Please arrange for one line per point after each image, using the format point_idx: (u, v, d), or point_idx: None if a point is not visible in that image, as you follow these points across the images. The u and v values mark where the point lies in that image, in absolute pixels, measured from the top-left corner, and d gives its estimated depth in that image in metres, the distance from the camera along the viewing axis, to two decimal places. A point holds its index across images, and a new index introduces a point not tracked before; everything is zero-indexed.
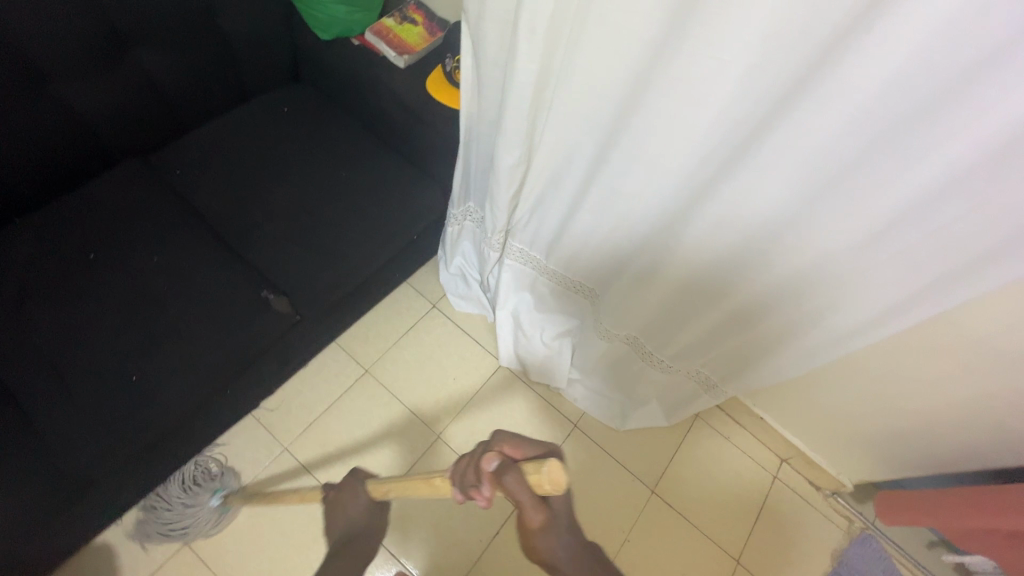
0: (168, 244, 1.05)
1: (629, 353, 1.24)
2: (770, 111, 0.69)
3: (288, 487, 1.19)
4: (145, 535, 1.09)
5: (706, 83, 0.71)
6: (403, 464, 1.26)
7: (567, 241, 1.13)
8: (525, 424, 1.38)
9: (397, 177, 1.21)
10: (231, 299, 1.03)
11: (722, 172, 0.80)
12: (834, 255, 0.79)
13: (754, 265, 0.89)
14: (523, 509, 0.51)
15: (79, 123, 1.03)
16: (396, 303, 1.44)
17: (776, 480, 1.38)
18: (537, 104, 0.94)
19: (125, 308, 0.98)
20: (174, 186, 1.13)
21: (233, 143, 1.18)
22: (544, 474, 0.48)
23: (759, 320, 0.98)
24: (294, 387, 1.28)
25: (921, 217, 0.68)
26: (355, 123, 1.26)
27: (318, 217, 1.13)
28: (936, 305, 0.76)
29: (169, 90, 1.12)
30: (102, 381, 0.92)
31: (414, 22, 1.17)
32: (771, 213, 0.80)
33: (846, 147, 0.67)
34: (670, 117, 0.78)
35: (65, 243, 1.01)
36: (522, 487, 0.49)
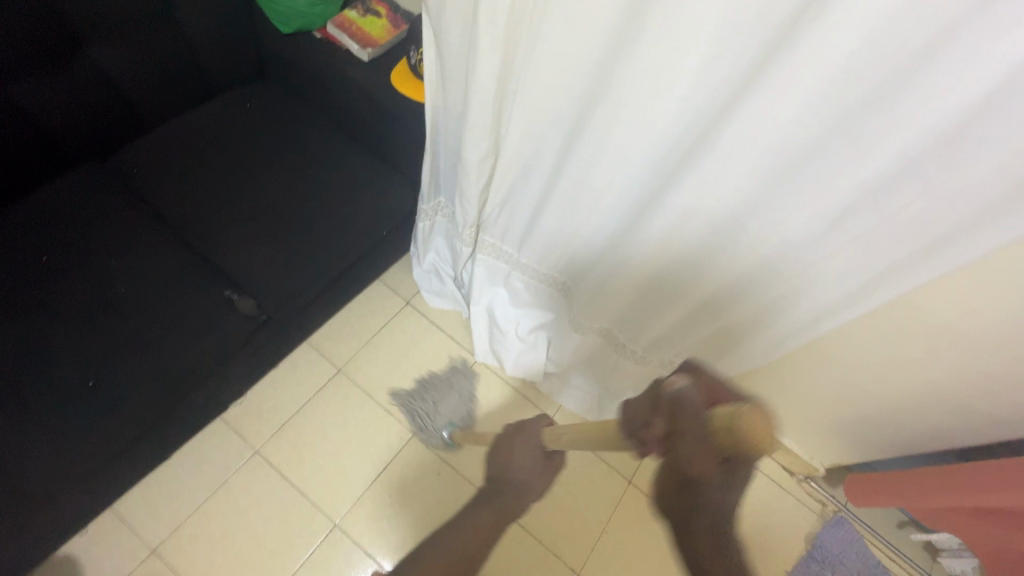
0: (127, 247, 1.01)
1: (605, 345, 1.24)
2: (732, 99, 0.69)
3: (259, 491, 1.16)
4: (110, 546, 1.06)
5: (667, 72, 0.71)
6: (378, 464, 1.24)
7: (539, 234, 1.12)
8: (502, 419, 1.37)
9: (365, 174, 1.19)
10: (195, 302, 1.00)
11: (688, 161, 0.80)
12: (797, 242, 0.80)
13: (721, 253, 0.89)
14: (688, 446, 0.45)
15: (32, 124, 0.98)
16: (369, 300, 1.42)
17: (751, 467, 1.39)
18: (501, 97, 0.93)
19: (82, 314, 0.94)
20: (133, 186, 1.08)
21: (194, 140, 1.14)
22: (741, 415, 0.42)
23: (729, 310, 0.99)
24: (265, 389, 1.26)
25: (880, 201, 0.69)
26: (321, 118, 1.23)
27: (284, 215, 1.11)
28: (898, 288, 0.78)
29: (129, 89, 1.07)
30: (59, 391, 0.88)
31: (378, 15, 1.15)
32: (734, 202, 0.80)
33: (803, 134, 0.67)
34: (635, 105, 0.77)
35: (16, 247, 0.96)
36: (696, 427, 0.45)
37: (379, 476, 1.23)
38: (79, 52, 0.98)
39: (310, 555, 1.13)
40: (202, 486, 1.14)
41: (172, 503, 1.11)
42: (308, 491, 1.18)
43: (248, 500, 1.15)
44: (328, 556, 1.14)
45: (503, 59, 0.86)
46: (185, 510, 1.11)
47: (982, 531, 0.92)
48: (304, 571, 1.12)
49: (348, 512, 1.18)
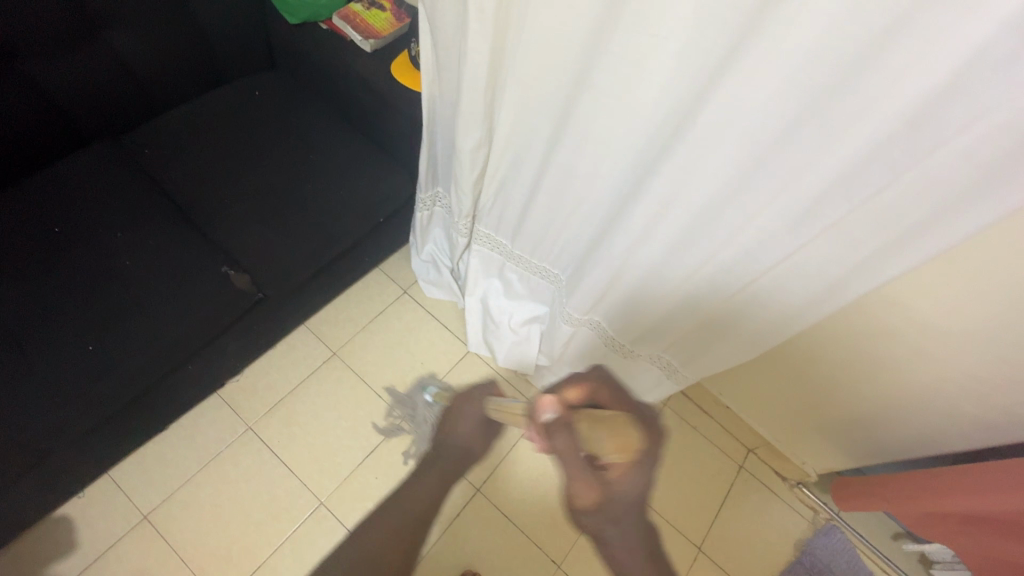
0: (133, 221, 1.06)
1: (595, 338, 1.25)
2: (706, 86, 0.70)
3: (249, 466, 1.19)
4: (105, 510, 1.10)
5: (645, 58, 0.72)
6: (367, 446, 1.26)
7: (530, 224, 1.14)
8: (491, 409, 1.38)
9: (365, 161, 1.23)
10: (193, 276, 1.04)
11: (666, 149, 0.80)
12: (774, 232, 0.80)
13: (703, 244, 0.89)
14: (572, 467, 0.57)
15: (51, 103, 1.04)
16: (367, 288, 1.45)
17: (741, 470, 1.38)
18: (492, 86, 0.95)
19: (86, 282, 0.98)
20: (143, 165, 1.14)
21: (203, 125, 1.19)
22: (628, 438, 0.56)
23: (713, 302, 0.99)
24: (261, 368, 1.29)
25: (851, 188, 0.69)
26: (325, 108, 1.27)
27: (284, 197, 1.15)
28: (874, 278, 0.78)
29: (143, 73, 1.14)
30: (60, 353, 0.92)
31: (383, 8, 1.19)
32: (712, 192, 0.80)
33: (775, 120, 0.68)
34: (616, 93, 0.79)
35: (30, 218, 1.02)
36: (573, 453, 0.57)
37: (368, 459, 1.25)
38: (98, 36, 1.04)
39: (294, 531, 1.15)
40: (195, 458, 1.17)
41: (166, 472, 1.15)
42: (297, 468, 1.21)
43: (238, 474, 1.18)
44: (313, 534, 1.16)
45: (493, 48, 0.88)
46: (177, 480, 1.15)
47: (965, 538, 0.89)
48: (287, 546, 1.14)
49: (335, 491, 1.20)
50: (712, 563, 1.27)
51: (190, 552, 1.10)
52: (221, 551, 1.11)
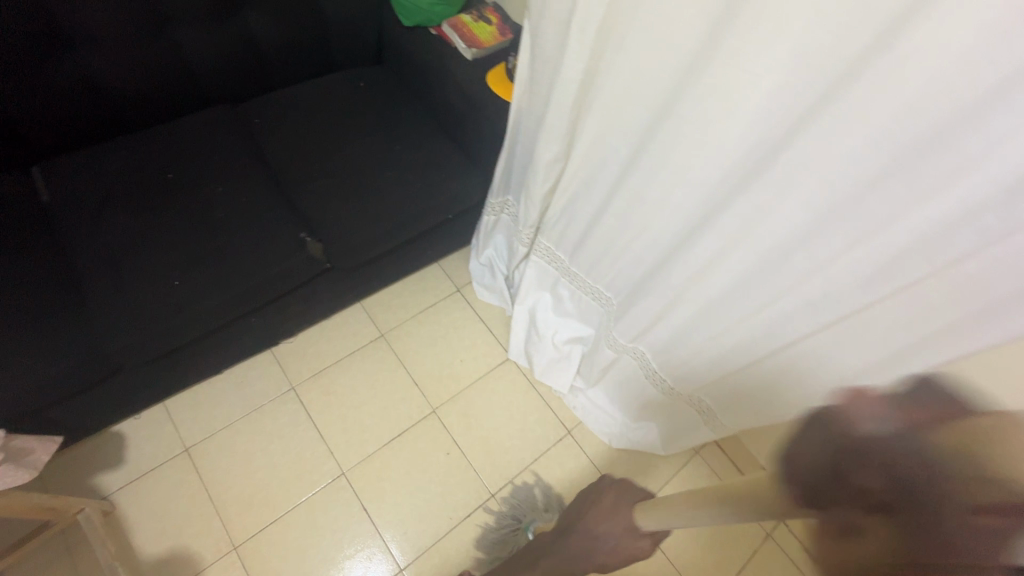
0: (233, 178, 1.17)
1: (636, 369, 1.23)
2: (793, 128, 0.70)
3: (284, 425, 1.25)
4: (154, 435, 1.19)
5: (735, 94, 0.73)
6: (396, 429, 1.30)
7: (591, 242, 1.16)
8: (519, 420, 1.38)
9: (447, 159, 1.29)
10: (273, 235, 1.12)
11: (743, 184, 0.80)
12: (846, 285, 0.77)
13: (767, 289, 0.87)
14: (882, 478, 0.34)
15: (188, 66, 1.19)
16: (424, 280, 1.51)
17: (768, 538, 1.30)
18: (579, 105, 0.99)
19: (183, 225, 1.09)
20: (251, 131, 1.25)
21: (309, 104, 1.30)
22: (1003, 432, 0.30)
23: (767, 350, 0.96)
24: (314, 335, 1.37)
25: (935, 249, 0.66)
26: (419, 105, 1.36)
27: (367, 180, 1.23)
28: (946, 351, 0.74)
29: (268, 52, 1.27)
30: (149, 283, 1.02)
31: (489, 22, 1.26)
32: (785, 235, 0.79)
33: (862, 169, 0.66)
34: (701, 123, 0.80)
35: (151, 161, 1.14)
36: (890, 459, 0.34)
37: (393, 441, 1.28)
38: (237, 14, 1.18)
39: (313, 494, 1.19)
40: (240, 405, 1.25)
41: (213, 413, 1.23)
42: (327, 435, 1.26)
43: (273, 429, 1.24)
44: (328, 501, 1.19)
45: (587, 68, 0.92)
46: (221, 422, 1.23)
47: None
48: (304, 507, 1.18)
49: (357, 465, 1.24)
50: None
51: (218, 491, 1.16)
52: (245, 497, 1.16)
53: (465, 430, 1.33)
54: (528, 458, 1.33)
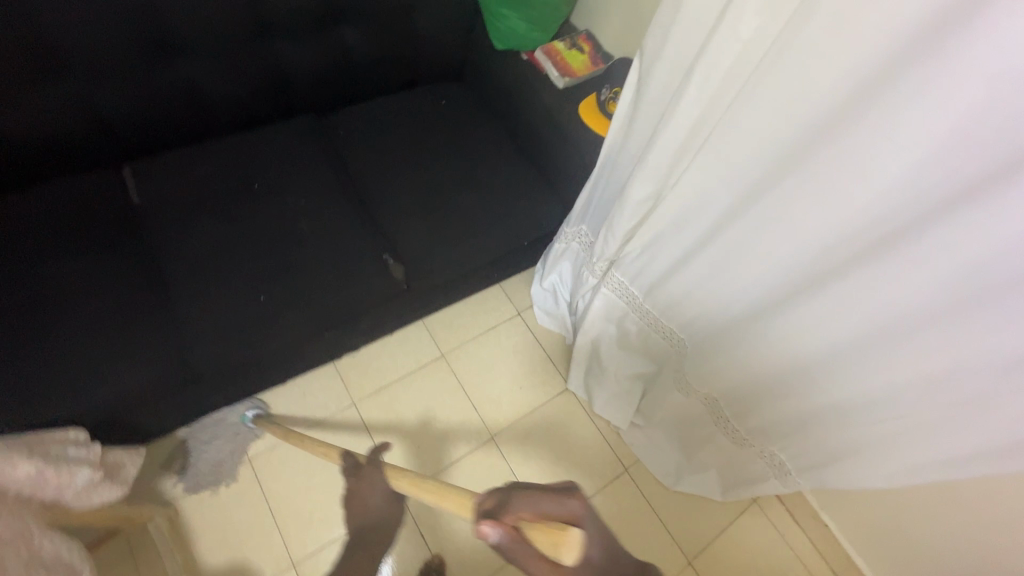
0: (317, 192, 1.16)
1: (704, 413, 1.21)
2: (940, 206, 0.70)
3: (344, 441, 1.24)
4: (217, 442, 1.18)
5: (876, 165, 0.72)
6: (454, 453, 1.28)
7: (673, 283, 1.14)
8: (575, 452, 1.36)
9: (527, 185, 1.28)
10: (358, 255, 1.11)
11: (872, 253, 0.79)
12: (978, 367, 0.75)
13: (877, 358, 0.86)
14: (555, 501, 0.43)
15: (283, 77, 1.19)
16: (485, 300, 1.50)
17: None
18: (684, 150, 0.97)
19: (270, 238, 1.08)
20: (335, 144, 1.25)
21: (391, 120, 1.29)
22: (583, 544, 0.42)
23: (862, 419, 0.94)
24: (375, 350, 1.36)
25: None
26: (499, 126, 1.34)
27: (449, 202, 1.21)
28: None
29: (359, 66, 1.26)
30: (236, 295, 1.02)
31: (581, 51, 1.25)
32: (914, 308, 0.78)
33: (1021, 262, 0.65)
34: (827, 186, 0.79)
35: (239, 170, 1.14)
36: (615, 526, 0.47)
37: (451, 465, 1.27)
38: (335, 29, 1.18)
39: None
40: (301, 417, 1.25)
41: (274, 423, 1.23)
42: (385, 454, 1.25)
43: (334, 445, 1.23)
44: None
45: (700, 115, 0.90)
46: (283, 433, 1.22)
47: None
48: None
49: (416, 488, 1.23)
50: None
51: (278, 504, 1.15)
52: (304, 512, 1.16)
53: (521, 458, 1.32)
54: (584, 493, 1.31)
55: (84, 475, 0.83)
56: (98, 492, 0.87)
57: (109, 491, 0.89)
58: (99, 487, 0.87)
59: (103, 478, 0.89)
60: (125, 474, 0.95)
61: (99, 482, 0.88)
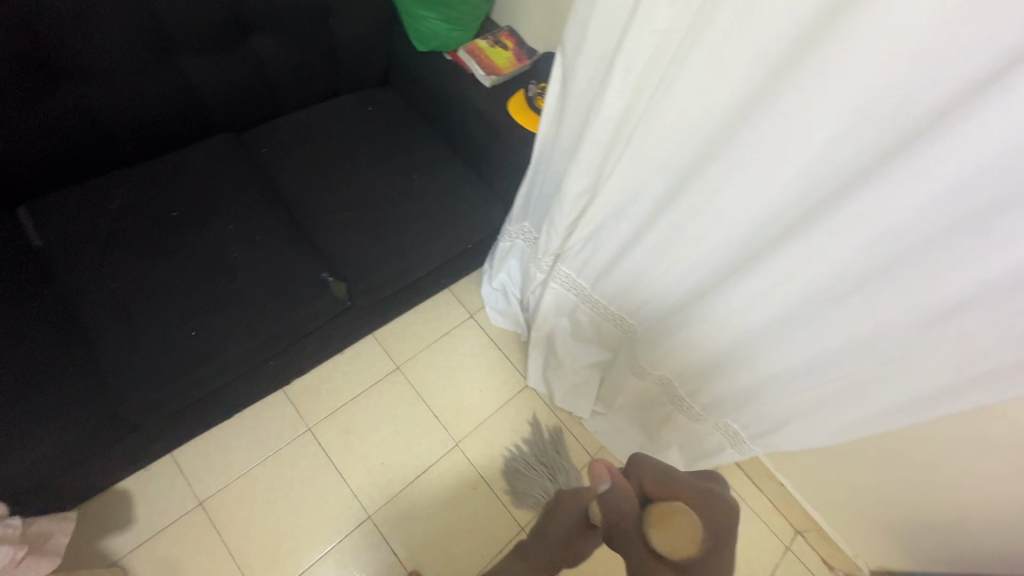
0: (244, 215, 1.10)
1: (661, 394, 1.25)
2: (853, 179, 0.72)
3: (302, 469, 1.19)
4: (164, 489, 1.11)
5: (791, 144, 0.74)
6: (419, 466, 1.26)
7: (618, 271, 1.15)
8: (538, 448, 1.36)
9: (465, 187, 1.26)
10: (295, 276, 1.06)
11: (795, 229, 0.82)
12: (902, 327, 0.79)
13: (809, 329, 0.90)
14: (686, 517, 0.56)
15: (193, 95, 1.11)
16: (436, 307, 1.47)
17: (788, 552, 1.33)
18: (614, 140, 0.98)
19: (197, 268, 1.02)
20: (258, 162, 1.18)
21: (317, 131, 1.24)
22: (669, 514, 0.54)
23: (804, 386, 0.98)
24: (328, 371, 1.32)
25: (997, 300, 0.68)
26: (430, 129, 1.32)
27: (386, 211, 1.18)
28: (995, 395, 0.76)
29: (275, 77, 1.20)
30: (164, 334, 0.95)
31: (505, 47, 1.24)
32: (839, 276, 0.80)
33: (929, 226, 0.68)
34: (748, 168, 0.81)
35: (154, 199, 1.06)
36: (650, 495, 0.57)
37: (418, 479, 1.25)
38: (245, 40, 1.11)
39: (341, 541, 1.15)
40: (254, 451, 1.19)
41: (226, 461, 1.16)
42: (348, 477, 1.21)
43: (293, 475, 1.18)
44: (354, 548, 1.15)
45: (626, 106, 0.92)
46: (237, 470, 1.16)
47: None
48: (330, 555, 1.13)
49: (383, 507, 1.20)
50: None
51: (237, 545, 1.10)
52: (267, 550, 1.11)
53: (489, 461, 1.31)
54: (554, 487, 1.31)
55: (3, 553, 0.80)
56: (26, 568, 0.84)
57: (38, 564, 0.85)
58: (25, 563, 0.84)
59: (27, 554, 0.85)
60: (55, 543, 0.92)
61: (25, 558, 0.84)
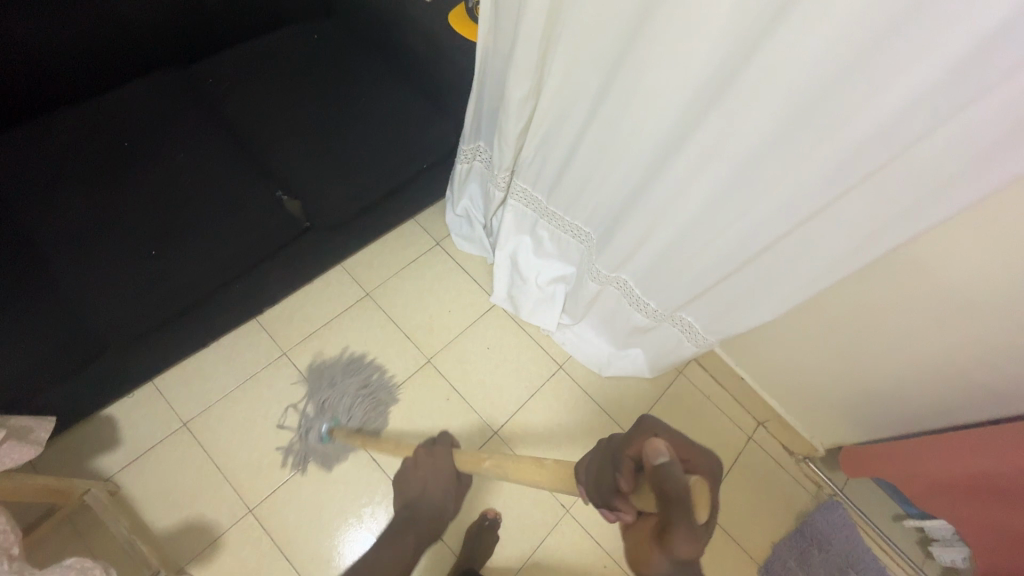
0: (195, 145, 1.12)
1: (620, 298, 1.28)
2: (758, 38, 0.73)
3: (279, 390, 1.25)
4: (149, 413, 1.17)
5: (704, 8, 0.75)
6: (393, 382, 1.32)
7: (569, 176, 1.18)
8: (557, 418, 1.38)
9: (415, 108, 1.28)
10: (251, 199, 1.10)
11: (715, 99, 0.83)
12: (814, 185, 0.81)
13: (734, 204, 0.93)
14: (681, 543, 0.45)
15: (128, 26, 1.11)
16: (401, 236, 1.50)
17: (750, 440, 1.41)
18: (548, 38, 0.99)
19: (151, 196, 1.04)
20: (203, 92, 1.19)
21: (261, 62, 1.25)
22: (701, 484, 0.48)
23: (743, 264, 1.01)
24: (297, 301, 1.35)
25: (896, 138, 0.71)
26: (378, 55, 1.33)
27: (337, 134, 1.20)
28: (901, 231, 0.81)
29: (212, 6, 1.20)
30: (124, 256, 0.99)
31: None
32: (755, 144, 0.82)
33: (825, 73, 0.70)
34: (670, 43, 0.83)
35: (101, 133, 1.08)
36: (679, 489, 0.47)
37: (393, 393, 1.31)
38: None
39: (321, 452, 1.21)
40: (233, 375, 1.24)
41: (206, 386, 1.22)
42: (325, 395, 1.27)
43: (271, 396, 1.24)
44: (337, 457, 1.21)
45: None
46: (216, 393, 1.22)
47: (971, 503, 0.95)
48: (314, 464, 1.20)
49: (362, 419, 1.26)
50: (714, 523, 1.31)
51: (225, 459, 1.16)
52: (253, 463, 1.17)
53: (462, 374, 1.37)
54: (520, 391, 1.38)
55: None
56: (7, 453, 0.85)
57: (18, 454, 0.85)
58: (5, 448, 0.85)
59: (7, 440, 0.86)
60: (37, 436, 0.92)
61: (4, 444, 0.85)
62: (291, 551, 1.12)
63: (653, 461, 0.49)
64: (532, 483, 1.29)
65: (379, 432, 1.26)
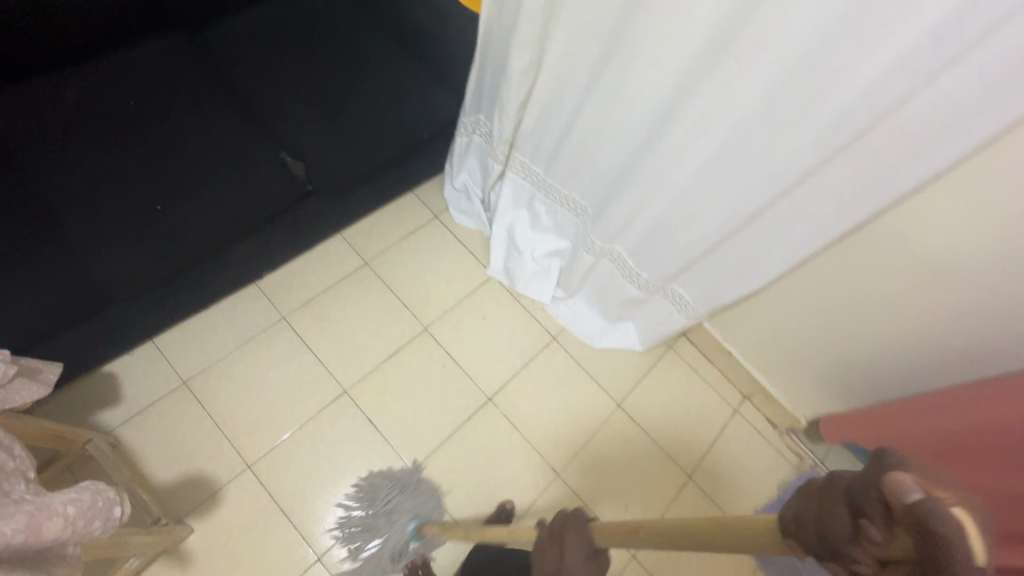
0: (202, 106, 1.14)
1: (614, 270, 1.31)
2: (751, 6, 0.76)
3: (278, 352, 1.27)
4: (149, 371, 1.18)
5: None
6: (391, 348, 1.34)
7: (567, 149, 1.21)
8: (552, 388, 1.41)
9: (418, 79, 1.31)
10: (256, 160, 1.12)
11: (709, 67, 0.86)
12: (801, 152, 0.85)
13: (726, 174, 0.96)
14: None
15: None
16: (400, 208, 1.52)
17: (736, 413, 1.45)
18: (550, 9, 1.03)
19: (157, 154, 1.06)
20: (211, 56, 1.21)
21: (268, 29, 1.27)
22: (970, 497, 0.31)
23: (733, 233, 1.05)
24: (297, 268, 1.37)
25: (878, 103, 0.75)
26: (382, 27, 1.35)
27: (341, 100, 1.22)
28: (882, 195, 0.85)
29: None
30: (130, 210, 1.00)
31: None
32: (746, 110, 0.86)
33: (814, 38, 0.73)
34: (667, 12, 0.86)
35: (108, 91, 1.09)
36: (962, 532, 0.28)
37: (391, 358, 1.33)
38: None
39: (319, 413, 1.24)
40: (232, 337, 1.26)
41: (207, 347, 1.24)
42: (323, 358, 1.29)
43: (270, 358, 1.26)
44: (335, 418, 1.24)
45: None
46: (216, 354, 1.23)
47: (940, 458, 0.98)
48: (312, 425, 1.22)
49: (360, 382, 1.29)
50: (700, 491, 1.35)
51: (224, 417, 1.18)
52: (253, 422, 1.20)
53: (458, 342, 1.40)
54: (517, 362, 1.41)
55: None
56: (17, 389, 0.81)
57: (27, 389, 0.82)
58: (17, 383, 0.81)
59: (15, 375, 0.82)
60: (46, 376, 0.88)
61: (14, 379, 0.81)
62: (288, 507, 1.14)
63: (908, 499, 0.29)
64: (524, 448, 1.32)
65: (377, 396, 1.28)
